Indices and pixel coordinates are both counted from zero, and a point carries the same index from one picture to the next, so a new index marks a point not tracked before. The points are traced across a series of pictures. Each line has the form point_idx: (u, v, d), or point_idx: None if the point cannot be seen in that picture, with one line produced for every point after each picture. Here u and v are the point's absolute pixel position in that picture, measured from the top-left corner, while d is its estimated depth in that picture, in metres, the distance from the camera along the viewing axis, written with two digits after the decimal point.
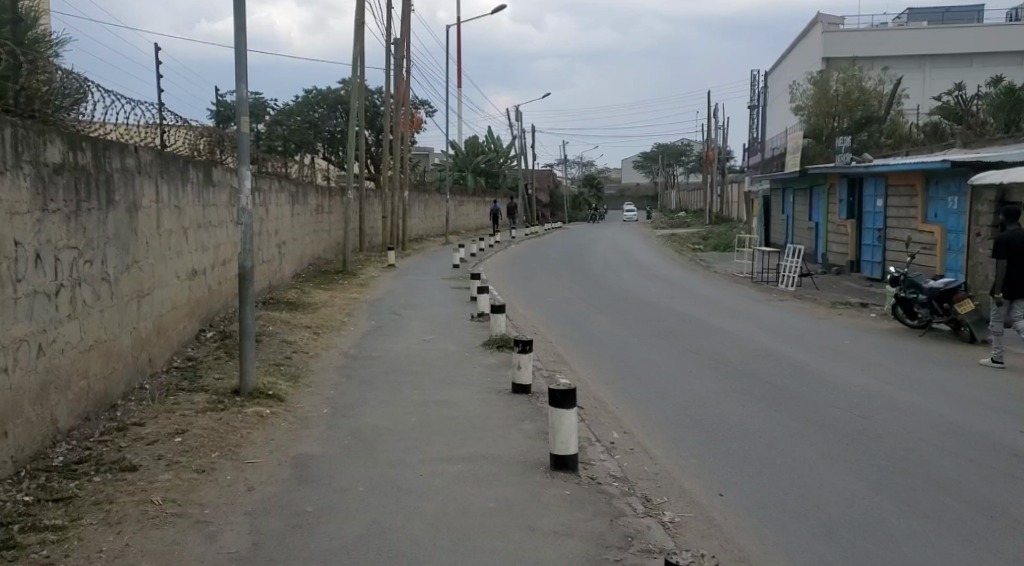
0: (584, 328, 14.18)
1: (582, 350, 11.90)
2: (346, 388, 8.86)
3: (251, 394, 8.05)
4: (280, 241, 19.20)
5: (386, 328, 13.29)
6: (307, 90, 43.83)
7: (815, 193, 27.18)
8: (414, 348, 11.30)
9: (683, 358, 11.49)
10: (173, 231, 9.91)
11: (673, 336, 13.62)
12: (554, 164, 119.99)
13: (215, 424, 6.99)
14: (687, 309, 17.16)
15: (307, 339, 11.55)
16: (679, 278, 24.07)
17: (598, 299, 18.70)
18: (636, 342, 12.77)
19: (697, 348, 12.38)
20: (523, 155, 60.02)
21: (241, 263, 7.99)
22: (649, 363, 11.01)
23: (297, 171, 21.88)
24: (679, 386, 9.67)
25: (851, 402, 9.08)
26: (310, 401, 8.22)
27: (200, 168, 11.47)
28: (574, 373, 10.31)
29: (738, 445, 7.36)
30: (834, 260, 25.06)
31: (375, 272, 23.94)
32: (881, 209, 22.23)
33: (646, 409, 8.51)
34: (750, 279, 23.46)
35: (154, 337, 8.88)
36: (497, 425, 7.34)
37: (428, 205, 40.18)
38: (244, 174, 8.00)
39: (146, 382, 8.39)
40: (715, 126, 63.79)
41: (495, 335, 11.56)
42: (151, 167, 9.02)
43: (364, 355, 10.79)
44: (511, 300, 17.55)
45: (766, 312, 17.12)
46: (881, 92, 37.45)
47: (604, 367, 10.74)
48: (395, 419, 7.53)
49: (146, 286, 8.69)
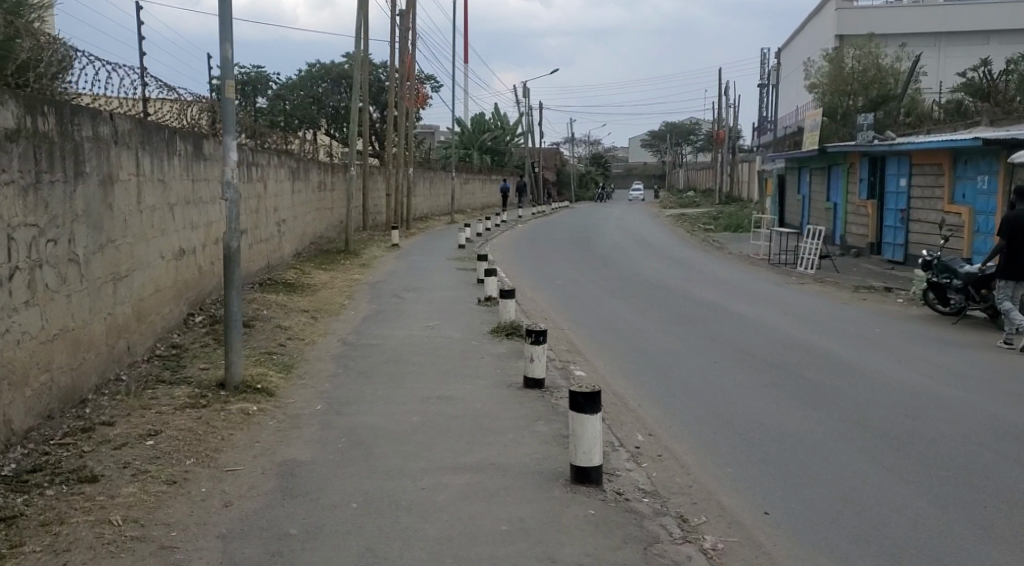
0: (597, 313, 13.41)
1: (596, 339, 11.14)
2: (341, 381, 8.10)
3: (237, 388, 7.29)
4: (280, 218, 18.43)
5: (388, 312, 12.54)
6: (310, 64, 42.91)
7: (834, 172, 26.30)
8: (418, 335, 10.54)
9: (705, 348, 10.73)
10: (157, 209, 9.16)
11: (692, 322, 12.83)
12: (561, 142, 119.02)
13: (194, 424, 6.24)
14: (704, 293, 16.36)
15: (304, 324, 10.79)
16: (694, 260, 23.21)
17: (610, 281, 17.89)
18: (654, 330, 11.99)
19: (720, 337, 11.60)
20: (530, 133, 59.05)
21: (225, 243, 7.21)
22: (668, 354, 10.24)
23: (298, 146, 21.09)
24: (705, 380, 8.90)
25: (894, 399, 8.31)
26: (302, 395, 7.46)
27: (190, 141, 10.70)
28: (590, 364, 9.54)
29: (778, 451, 6.60)
30: (853, 242, 24.21)
31: (378, 251, 23.18)
32: (904, 189, 21.37)
33: (671, 407, 7.76)
34: (767, 262, 22.65)
35: (133, 323, 8.13)
36: (509, 426, 6.59)
37: (434, 182, 39.34)
38: (229, 144, 7.22)
39: (122, 374, 7.65)
40: (726, 104, 62.60)
41: (504, 322, 10.80)
42: (131, 138, 8.27)
43: (364, 342, 10.04)
44: (519, 282, 16.76)
45: (788, 297, 16.31)
46: (898, 70, 35.59)
47: (621, 358, 9.97)
48: (395, 418, 6.79)
49: (123, 268, 7.93)
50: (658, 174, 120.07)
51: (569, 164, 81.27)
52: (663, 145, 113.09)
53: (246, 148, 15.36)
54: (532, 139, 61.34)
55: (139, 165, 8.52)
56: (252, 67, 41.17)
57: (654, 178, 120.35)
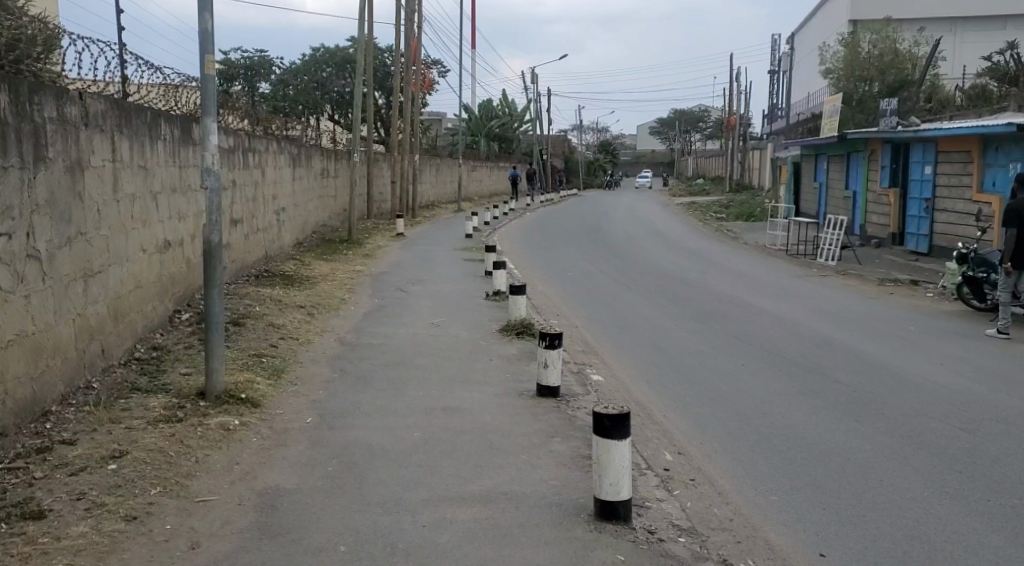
0: (612, 309, 12.69)
1: (612, 338, 10.40)
2: (336, 387, 7.36)
3: (218, 398, 6.56)
4: (279, 207, 17.69)
5: (391, 307, 11.81)
6: (314, 48, 42.09)
7: (853, 159, 25.46)
8: (422, 334, 9.81)
9: (730, 349, 9.98)
10: (138, 199, 8.45)
11: (713, 319, 12.08)
12: (569, 130, 117.88)
13: (166, 443, 5.51)
14: (723, 286, 15.62)
15: (300, 321, 10.07)
16: (708, 251, 22.51)
17: (624, 273, 17.15)
18: (674, 328, 11.23)
19: (744, 336, 10.84)
20: (539, 120, 58.15)
21: (205, 237, 6.48)
22: (691, 356, 9.51)
23: (300, 132, 20.34)
24: (733, 387, 8.17)
25: (944, 409, 7.55)
26: (290, 406, 6.73)
27: (179, 125, 9.99)
28: (608, 368, 8.80)
29: (825, 474, 5.85)
30: (874, 232, 23.38)
31: (382, 241, 22.45)
32: (929, 176, 20.54)
33: (701, 419, 7.02)
34: (785, 252, 21.84)
35: (108, 323, 7.40)
36: (522, 443, 5.86)
37: (441, 169, 38.51)
38: (209, 126, 6.47)
39: (94, 381, 6.91)
40: (737, 91, 61.51)
41: (514, 320, 10.05)
42: (107, 121, 7.54)
43: (364, 342, 9.30)
44: (529, 275, 16.05)
45: (810, 291, 15.54)
46: (916, 55, 34.74)
47: (642, 361, 9.24)
48: (394, 434, 6.04)
49: (96, 263, 7.20)
50: (666, 163, 118.98)
51: (577, 152, 80.35)
52: (671, 133, 111.95)
53: (243, 133, 14.64)
54: (540, 127, 60.46)
55: (116, 150, 7.79)
56: (255, 51, 40.37)
57: (663, 166, 119.23)
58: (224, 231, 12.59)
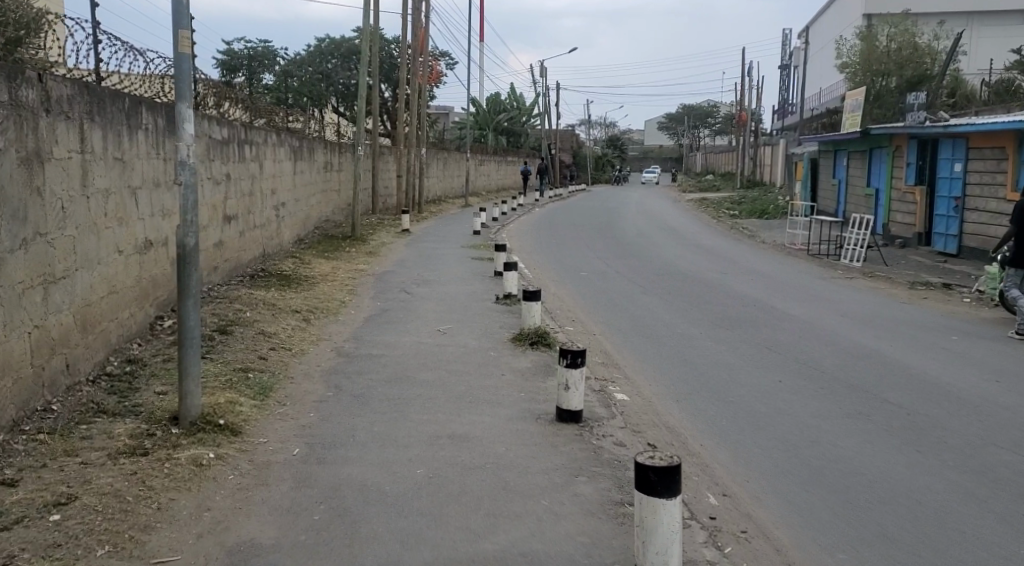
0: (631, 314, 11.84)
1: (634, 347, 9.54)
2: (329, 409, 6.52)
3: (193, 425, 5.73)
4: (279, 201, 16.89)
5: (395, 311, 10.96)
6: (319, 39, 41.33)
7: (876, 156, 24.55)
8: (427, 343, 8.99)
9: (764, 360, 9.12)
10: (113, 193, 7.63)
11: (739, 325, 11.22)
12: (578, 124, 116.86)
13: (124, 484, 4.69)
14: (746, 289, 14.77)
15: (294, 328, 9.24)
16: (724, 249, 21.63)
17: (641, 273, 16.29)
18: (699, 336, 10.37)
19: (775, 345, 9.97)
20: (547, 114, 57.28)
21: (179, 239, 5.65)
22: (723, 370, 8.65)
23: (303, 124, 19.52)
24: (775, 408, 7.31)
25: (1015, 436, 6.69)
26: (275, 433, 5.89)
27: (164, 114, 9.18)
28: (632, 384, 7.94)
29: (897, 521, 5.01)
30: (897, 232, 22.46)
31: (386, 238, 21.64)
32: (959, 174, 19.66)
33: (744, 450, 6.17)
34: (807, 251, 20.95)
35: (74, 334, 6.57)
36: (543, 482, 5.04)
37: (448, 164, 37.65)
38: (183, 112, 5.64)
39: (55, 401, 6.07)
40: (749, 86, 60.46)
41: (528, 329, 9.21)
42: (73, 107, 6.71)
43: (363, 352, 8.48)
44: (540, 275, 15.25)
45: (839, 294, 14.67)
46: (936, 49, 33.76)
47: (669, 375, 8.37)
48: (392, 470, 5.20)
49: (59, 267, 6.36)
50: (674, 158, 117.94)
51: (584, 147, 79.45)
52: (680, 127, 110.84)
53: (240, 124, 13.83)
54: (547, 121, 59.60)
55: (85, 140, 6.95)
56: (258, 42, 39.57)
57: (671, 161, 118.26)
58: (217, 228, 11.79)
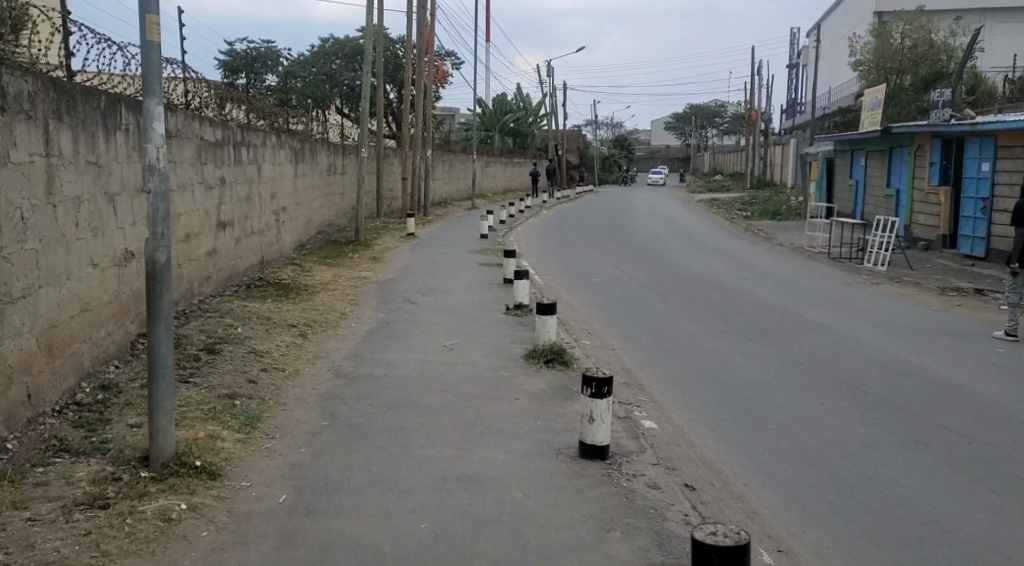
0: (651, 325, 11.06)
1: (659, 365, 8.79)
2: (324, 443, 5.79)
3: (165, 468, 4.99)
4: (279, 206, 16.17)
5: (399, 324, 10.25)
6: (323, 39, 40.73)
7: (896, 155, 23.76)
8: (433, 361, 8.27)
9: (801, 380, 8.36)
10: (87, 200, 6.92)
11: (769, 338, 10.45)
12: (585, 125, 116.03)
13: (76, 550, 3.99)
14: (769, 296, 14.02)
15: (288, 345, 8.50)
16: (742, 252, 20.86)
17: (658, 280, 15.53)
18: (728, 350, 9.61)
19: (810, 361, 9.21)
20: (554, 114, 56.54)
21: (148, 255, 4.93)
22: (758, 391, 7.90)
23: (304, 125, 18.80)
24: (823, 439, 6.55)
25: None
26: (260, 475, 5.16)
27: None
28: (660, 410, 7.19)
29: None
30: (920, 234, 21.66)
31: (391, 243, 20.94)
32: (986, 174, 18.90)
33: (795, 492, 5.42)
34: (828, 254, 20.17)
35: (36, 359, 5.84)
36: (571, 539, 4.36)
37: (454, 165, 36.94)
38: (152, 109, 4.92)
39: (11, 438, 5.35)
40: (758, 85, 59.57)
41: (541, 345, 8.46)
42: (37, 105, 6.01)
43: (363, 373, 7.76)
44: (552, 283, 14.54)
45: (867, 301, 13.91)
46: (952, 46, 32.90)
47: (700, 398, 7.62)
48: (393, 524, 4.49)
49: (18, 286, 5.63)
50: (682, 158, 117.03)
51: (591, 148, 78.61)
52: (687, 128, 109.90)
53: (236, 124, 13.11)
54: (555, 122, 58.87)
55: (51, 141, 6.25)
56: (261, 43, 38.95)
57: (678, 161, 117.30)
58: (210, 235, 11.08)
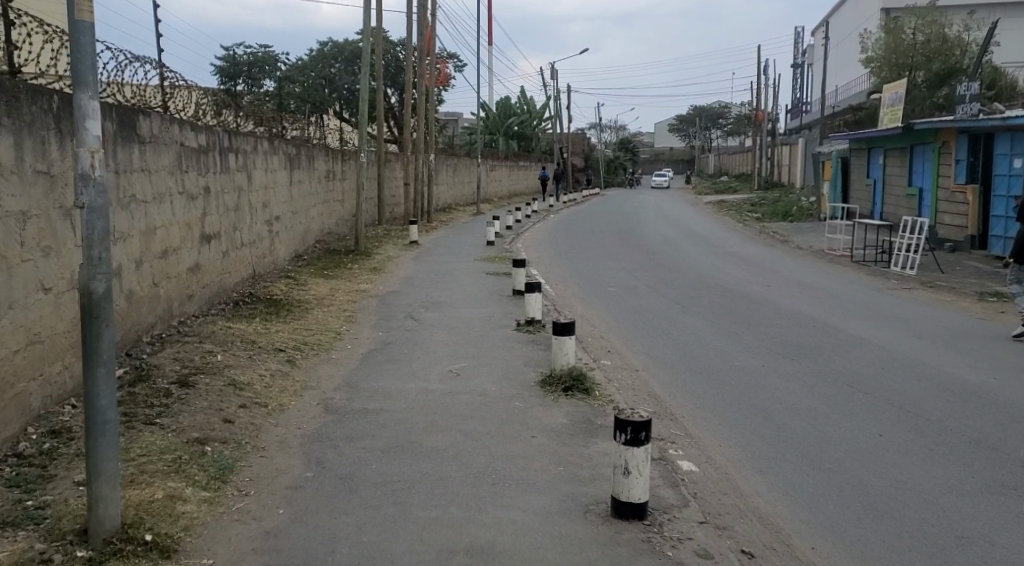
0: (676, 340, 10.11)
1: (690, 389, 7.85)
2: (306, 501, 4.89)
3: (108, 546, 4.08)
4: (273, 215, 15.27)
5: (400, 345, 9.31)
6: (321, 43, 39.98)
7: (918, 152, 22.81)
8: (438, 390, 7.33)
9: (852, 406, 7.40)
10: (35, 216, 5.99)
11: (805, 354, 9.50)
12: (588, 128, 115.09)
13: None
14: (797, 305, 13.06)
15: (273, 375, 7.57)
16: (760, 257, 19.94)
17: (675, 288, 14.60)
18: (763, 370, 8.65)
19: (856, 382, 8.26)
20: (558, 117, 55.65)
21: (83, 285, 4.00)
22: (805, 421, 6.95)
23: (301, 129, 17.92)
24: (891, 483, 5.63)
25: None
26: (226, 550, 4.24)
27: (114, 118, 7.72)
28: (698, 447, 6.26)
29: None
30: (945, 235, 20.69)
31: (393, 251, 20.07)
32: (1019, 170, 18.00)
33: (873, 559, 4.52)
34: (851, 257, 19.22)
35: None
36: None
37: (458, 169, 36.07)
38: (85, 104, 3.98)
39: None
40: (766, 84, 58.57)
41: (558, 370, 7.53)
42: None
43: (357, 406, 6.83)
44: (564, 294, 13.61)
45: (902, 309, 12.97)
46: (967, 41, 31.80)
47: (741, 431, 6.67)
48: None
49: None
50: (687, 160, 116.15)
51: (596, 151, 77.69)
52: (691, 129, 108.94)
53: (223, 129, 12.21)
54: (559, 125, 58.00)
55: None
56: (259, 47, 38.10)
57: (684, 163, 116.32)
58: (193, 249, 10.17)
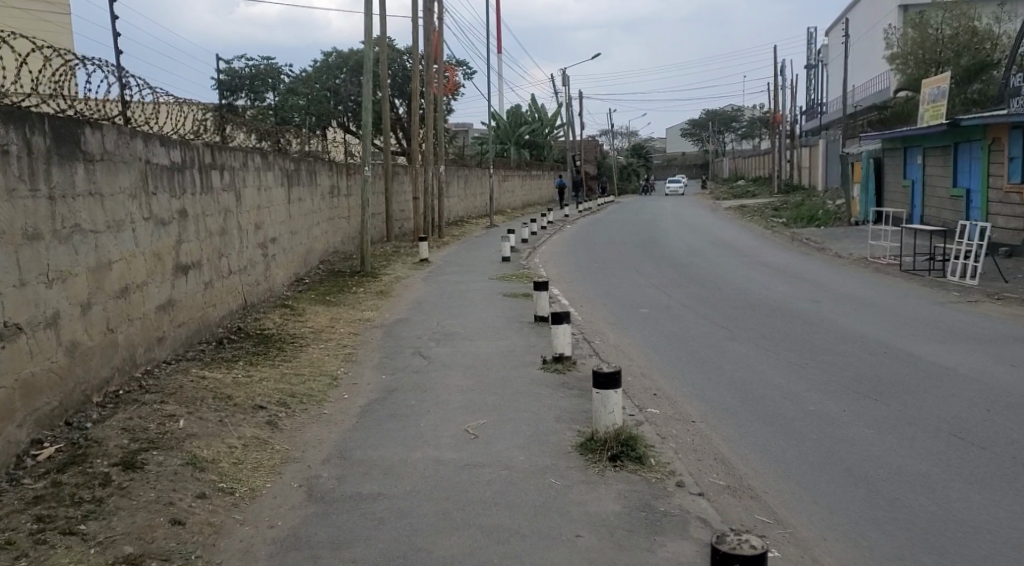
0: (732, 379, 8.55)
1: (765, 448, 6.33)
2: None
3: None
4: (269, 236, 13.81)
5: (406, 393, 7.81)
6: (323, 54, 39.23)
7: (963, 149, 21.17)
8: (449, 461, 5.81)
9: (975, 470, 5.84)
10: None
11: (889, 392, 7.94)
12: (600, 136, 113.62)
13: None
14: (858, 326, 11.47)
15: (247, 446, 6.07)
16: (799, 267, 18.35)
17: (716, 308, 13.05)
18: (848, 417, 7.11)
19: (965, 431, 6.73)
20: (571, 123, 54.17)
21: None
22: (925, 495, 5.40)
23: (302, 142, 16.46)
24: None
25: None
26: None
27: (48, 131, 6.31)
28: (795, 544, 4.75)
29: None
30: (998, 239, 19.06)
31: (400, 271, 18.59)
32: None
33: None
34: (901, 265, 17.63)
35: None
36: None
37: (469, 181, 34.66)
38: None
39: None
40: (782, 86, 56.99)
41: (601, 434, 6.03)
42: None
43: (351, 489, 5.34)
44: (594, 320, 12.06)
45: (978, 328, 11.37)
46: (997, 34, 30.19)
47: (845, 512, 5.16)
48: None
49: None
50: (700, 164, 114.47)
51: (609, 157, 76.14)
52: (704, 134, 107.38)
53: (206, 142, 10.78)
54: (572, 131, 56.47)
55: None
56: (262, 59, 36.94)
57: (696, 167, 114.84)
58: (164, 280, 8.73)
